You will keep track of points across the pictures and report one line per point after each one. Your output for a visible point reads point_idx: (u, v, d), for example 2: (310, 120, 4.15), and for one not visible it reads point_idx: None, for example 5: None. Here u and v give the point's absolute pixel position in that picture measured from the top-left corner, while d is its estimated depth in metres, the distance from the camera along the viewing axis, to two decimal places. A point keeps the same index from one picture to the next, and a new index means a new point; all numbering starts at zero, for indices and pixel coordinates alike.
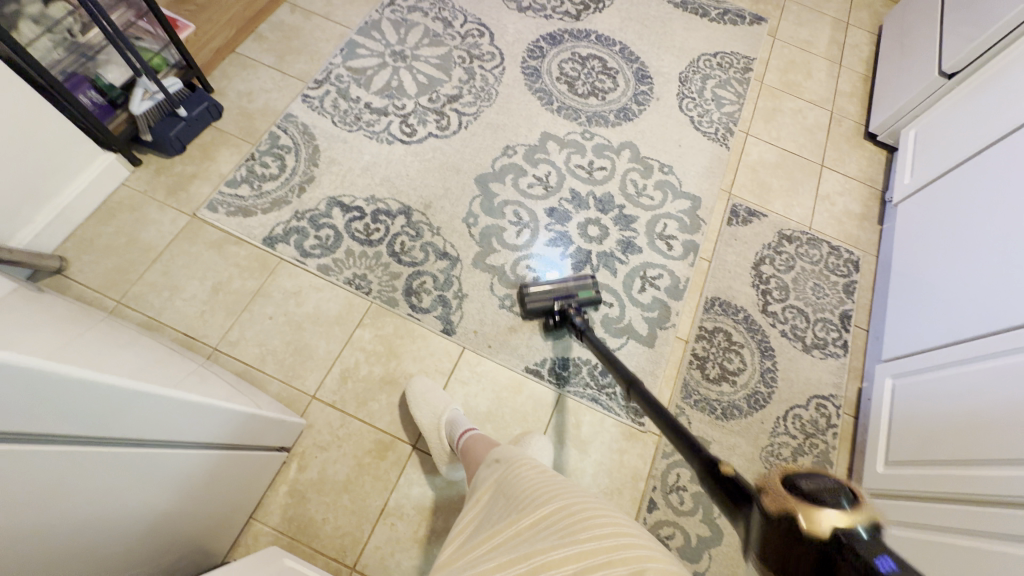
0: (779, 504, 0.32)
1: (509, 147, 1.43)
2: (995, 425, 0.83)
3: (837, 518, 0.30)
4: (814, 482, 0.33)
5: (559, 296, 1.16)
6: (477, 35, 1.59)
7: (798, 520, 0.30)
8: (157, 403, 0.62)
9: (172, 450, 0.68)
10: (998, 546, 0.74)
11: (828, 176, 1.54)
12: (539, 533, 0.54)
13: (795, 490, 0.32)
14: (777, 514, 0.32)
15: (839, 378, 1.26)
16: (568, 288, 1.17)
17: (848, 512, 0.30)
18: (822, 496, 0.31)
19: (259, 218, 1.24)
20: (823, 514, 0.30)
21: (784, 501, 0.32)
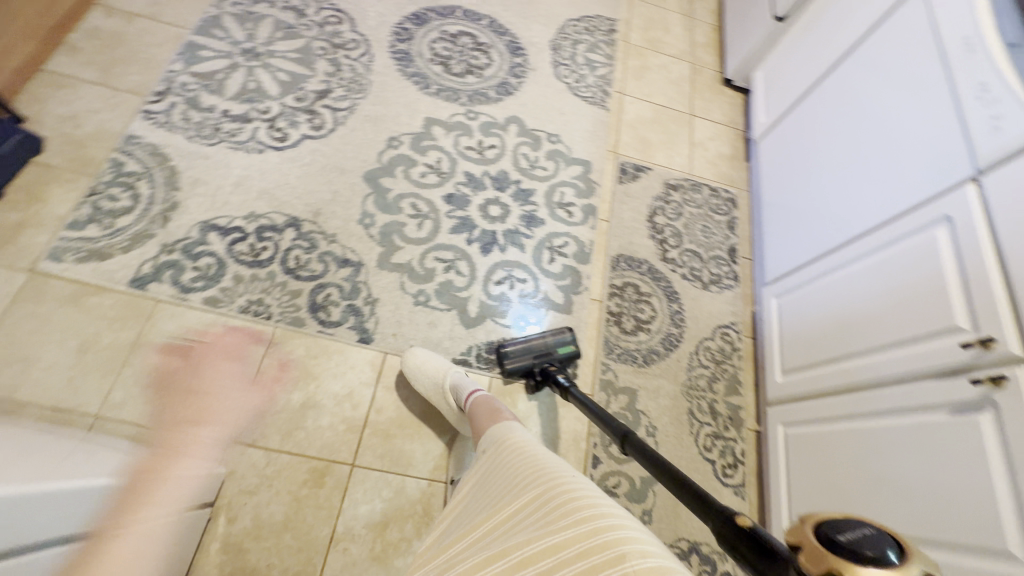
0: (819, 562, 0.32)
1: (394, 138, 1.37)
2: (862, 322, 0.97)
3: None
4: (852, 534, 0.33)
5: (537, 355, 1.10)
6: (336, 22, 1.48)
7: None
8: (27, 500, 0.54)
9: (49, 547, 0.60)
10: (879, 423, 0.88)
11: (699, 124, 1.66)
12: (520, 524, 0.54)
13: (836, 547, 0.33)
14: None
15: (735, 306, 1.39)
16: (547, 345, 1.12)
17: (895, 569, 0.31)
18: (867, 551, 0.32)
19: (120, 259, 1.09)
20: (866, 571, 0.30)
21: (828, 559, 0.32)
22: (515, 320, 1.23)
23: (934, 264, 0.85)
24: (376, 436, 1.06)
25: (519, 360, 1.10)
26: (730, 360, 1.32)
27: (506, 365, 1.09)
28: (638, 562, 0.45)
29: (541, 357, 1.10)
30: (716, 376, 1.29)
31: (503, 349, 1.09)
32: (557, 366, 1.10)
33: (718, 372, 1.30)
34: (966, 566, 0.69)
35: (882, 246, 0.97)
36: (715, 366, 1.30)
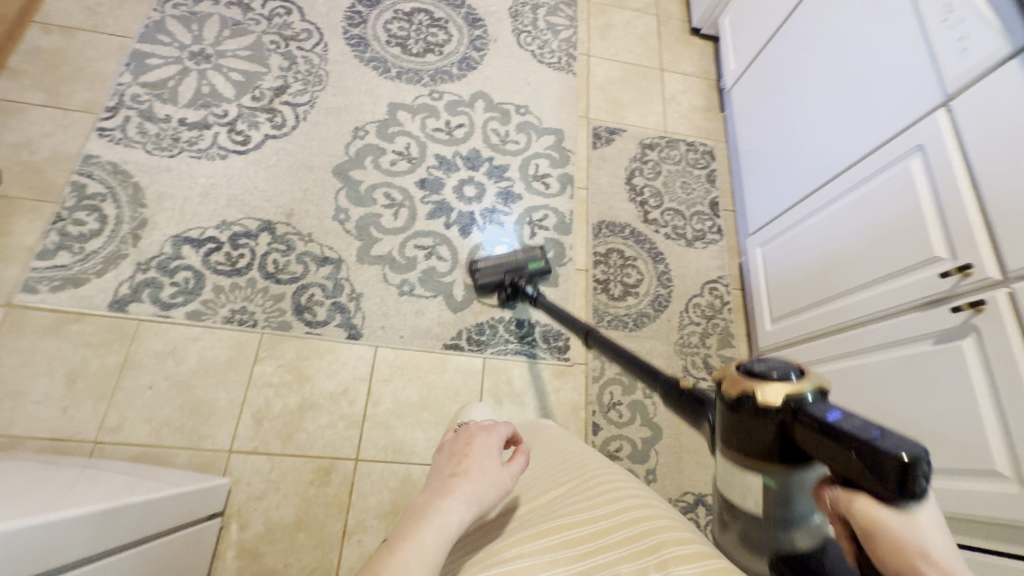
0: (737, 387, 0.35)
1: (359, 128, 1.34)
2: (845, 262, 0.96)
3: (786, 389, 0.33)
4: (765, 361, 0.36)
5: (508, 269, 1.16)
6: (285, 13, 1.43)
7: (755, 395, 0.34)
8: (46, 529, 0.55)
9: (90, 565, 0.62)
10: (867, 360, 0.88)
11: (669, 78, 1.62)
12: (555, 508, 0.54)
13: (750, 373, 0.35)
14: (738, 397, 0.35)
15: (721, 260, 1.38)
16: (519, 261, 1.17)
17: (797, 383, 0.33)
18: (773, 373, 0.34)
19: (96, 283, 1.08)
20: (774, 388, 0.33)
21: (741, 384, 0.35)
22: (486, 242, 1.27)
23: (910, 195, 0.84)
24: (377, 429, 1.07)
25: (489, 274, 1.16)
26: (720, 314, 1.32)
27: (478, 277, 1.14)
28: (673, 550, 0.44)
29: (513, 272, 1.16)
30: (708, 332, 1.29)
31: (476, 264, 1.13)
32: (527, 280, 1.16)
33: (710, 328, 1.30)
34: (961, 490, 0.71)
35: (858, 183, 0.96)
36: (706, 322, 1.31)
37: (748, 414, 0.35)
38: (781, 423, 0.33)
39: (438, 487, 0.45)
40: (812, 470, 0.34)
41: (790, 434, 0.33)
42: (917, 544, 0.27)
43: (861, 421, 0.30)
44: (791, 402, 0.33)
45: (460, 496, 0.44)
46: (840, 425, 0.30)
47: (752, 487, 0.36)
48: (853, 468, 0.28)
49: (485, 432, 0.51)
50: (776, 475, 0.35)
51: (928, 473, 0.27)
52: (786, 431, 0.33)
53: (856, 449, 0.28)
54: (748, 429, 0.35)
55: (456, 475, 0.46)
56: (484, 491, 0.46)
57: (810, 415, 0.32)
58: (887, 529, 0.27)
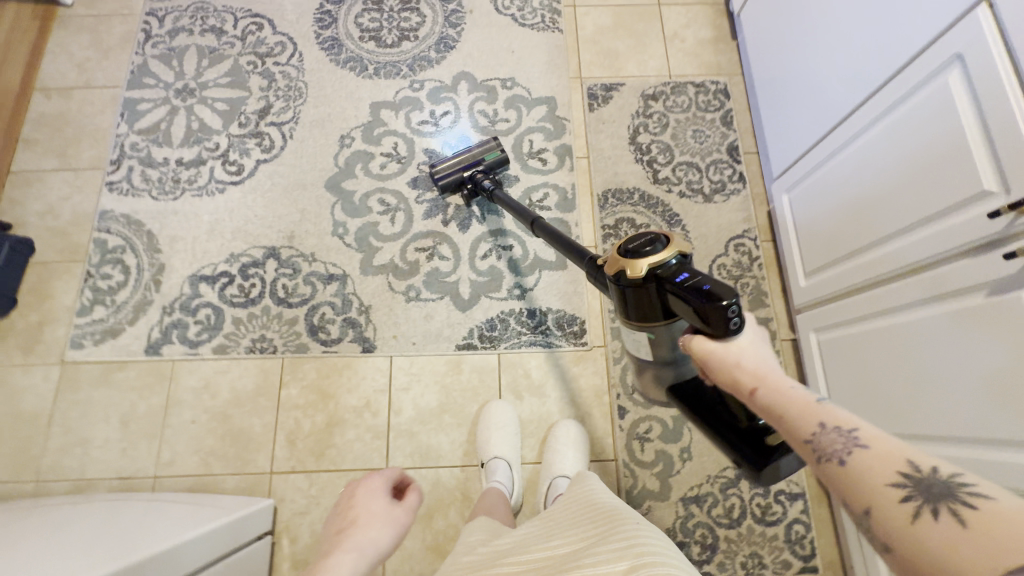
0: (618, 266, 0.54)
1: (345, 136, 1.31)
2: (874, 206, 0.84)
3: (653, 260, 0.52)
4: (637, 243, 0.54)
5: (466, 166, 1.15)
6: (256, 28, 1.40)
7: (628, 269, 0.52)
8: None
9: None
10: (910, 316, 0.78)
11: (670, 13, 1.44)
12: (566, 549, 0.62)
13: (627, 254, 0.54)
14: (619, 273, 0.54)
15: (747, 211, 1.25)
16: (476, 156, 1.16)
17: (659, 254, 0.52)
18: (645, 251, 0.52)
19: (130, 332, 1.16)
20: (642, 262, 0.52)
21: (622, 264, 0.53)
22: (444, 142, 1.30)
23: (947, 121, 0.70)
24: (402, 437, 1.10)
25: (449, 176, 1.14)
26: (750, 272, 1.21)
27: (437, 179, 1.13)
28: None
29: (471, 167, 1.15)
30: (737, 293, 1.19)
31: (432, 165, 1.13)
32: (488, 173, 1.15)
33: (739, 289, 1.20)
34: None
35: (885, 111, 0.82)
36: (734, 283, 1.20)
37: (626, 286, 0.53)
38: (651, 287, 0.52)
39: (342, 541, 0.76)
40: (678, 324, 0.55)
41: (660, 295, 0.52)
42: (733, 353, 0.48)
43: (696, 280, 0.49)
44: (658, 271, 0.52)
45: (360, 539, 0.76)
46: (688, 286, 0.48)
47: (644, 341, 0.57)
48: (699, 318, 0.47)
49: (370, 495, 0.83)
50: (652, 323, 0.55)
51: (738, 311, 0.46)
52: (657, 292, 0.51)
53: (697, 305, 0.47)
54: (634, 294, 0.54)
55: (350, 526, 0.79)
56: (374, 533, 0.78)
57: (671, 279, 0.50)
58: (716, 351, 0.48)
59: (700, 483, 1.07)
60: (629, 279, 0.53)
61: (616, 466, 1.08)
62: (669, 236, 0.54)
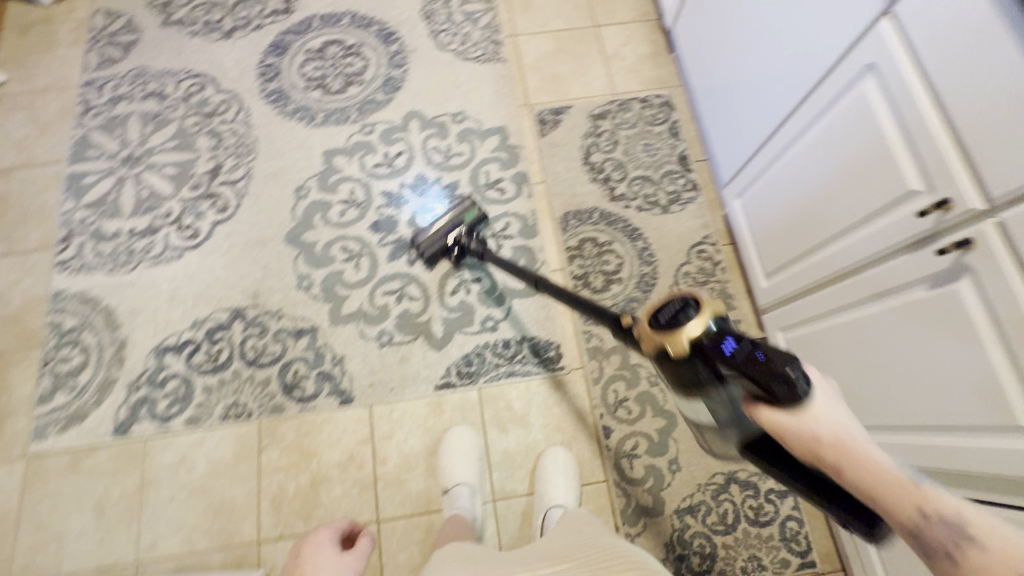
0: (656, 343, 0.49)
1: (300, 188, 1.29)
2: (820, 207, 0.87)
3: (694, 331, 0.47)
4: (668, 313, 0.49)
5: (447, 234, 1.14)
6: (199, 88, 1.38)
7: (669, 346, 0.47)
8: None
9: None
10: (866, 311, 0.80)
11: (607, 33, 1.48)
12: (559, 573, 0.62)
13: (662, 327, 0.49)
14: (658, 349, 0.49)
15: (704, 217, 1.29)
16: (453, 221, 1.14)
17: (697, 321, 0.47)
18: (679, 321, 0.48)
19: (96, 414, 1.12)
20: (684, 335, 0.47)
21: (660, 340, 0.48)
22: (417, 213, 1.28)
23: (870, 125, 0.73)
24: (390, 486, 1.08)
25: (433, 247, 1.15)
26: (714, 277, 1.23)
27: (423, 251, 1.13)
28: None
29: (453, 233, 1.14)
30: (705, 299, 1.22)
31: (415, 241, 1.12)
32: (470, 234, 1.15)
33: (706, 294, 1.22)
34: (993, 446, 0.64)
35: (815, 117, 0.85)
36: (701, 289, 1.23)
37: (670, 362, 0.48)
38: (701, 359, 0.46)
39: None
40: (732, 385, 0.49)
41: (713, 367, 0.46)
42: (811, 424, 0.42)
43: (747, 346, 0.44)
44: (704, 341, 0.46)
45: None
46: (740, 358, 0.44)
47: (700, 408, 0.51)
48: (761, 390, 0.43)
49: (318, 547, 0.86)
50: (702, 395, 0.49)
51: (802, 379, 0.43)
52: (705, 365, 0.46)
53: (756, 378, 0.43)
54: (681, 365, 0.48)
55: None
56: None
57: (716, 350, 0.45)
58: (792, 424, 0.42)
59: (691, 493, 1.08)
60: (672, 356, 0.48)
61: (608, 487, 1.08)
62: (698, 298, 0.49)
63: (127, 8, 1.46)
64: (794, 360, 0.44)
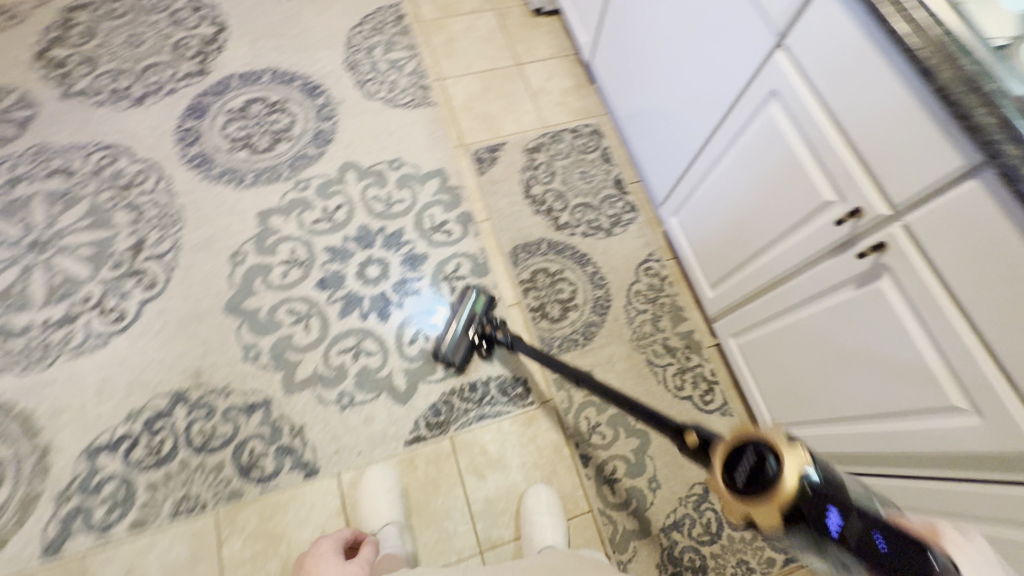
0: (738, 511, 0.40)
1: (236, 253, 1.23)
2: (750, 221, 0.93)
3: (781, 502, 0.38)
4: (744, 471, 0.40)
5: (466, 328, 1.14)
6: (111, 160, 1.30)
7: (756, 519, 0.39)
8: None
9: None
10: (805, 313, 0.85)
11: (530, 70, 1.54)
12: None
13: (742, 493, 0.40)
14: (742, 517, 0.41)
15: (645, 236, 1.34)
16: (467, 315, 1.15)
17: (781, 487, 0.38)
18: (760, 486, 0.39)
19: (20, 537, 0.98)
20: (770, 508, 0.38)
21: (741, 508, 0.40)
22: (382, 280, 1.24)
23: (782, 145, 0.80)
24: None
25: (458, 346, 1.13)
26: (664, 292, 1.28)
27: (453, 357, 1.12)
28: None
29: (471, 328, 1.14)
30: (658, 315, 1.26)
31: (441, 350, 1.12)
32: (488, 321, 1.15)
33: (659, 309, 1.26)
34: (937, 428, 0.69)
35: (733, 139, 0.92)
36: (653, 305, 1.27)
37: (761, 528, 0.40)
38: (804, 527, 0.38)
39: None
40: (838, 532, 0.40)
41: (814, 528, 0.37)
42: None
43: (857, 520, 0.35)
44: (796, 509, 0.38)
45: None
46: (850, 540, 0.35)
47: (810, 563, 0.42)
48: None
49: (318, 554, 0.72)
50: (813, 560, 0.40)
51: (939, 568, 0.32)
52: (809, 537, 0.38)
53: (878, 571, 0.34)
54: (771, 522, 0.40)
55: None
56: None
57: (818, 527, 0.37)
58: None
59: (674, 508, 1.09)
60: (762, 528, 0.40)
61: (594, 517, 1.07)
62: (775, 445, 0.40)
63: (20, 83, 1.36)
64: (927, 546, 0.33)
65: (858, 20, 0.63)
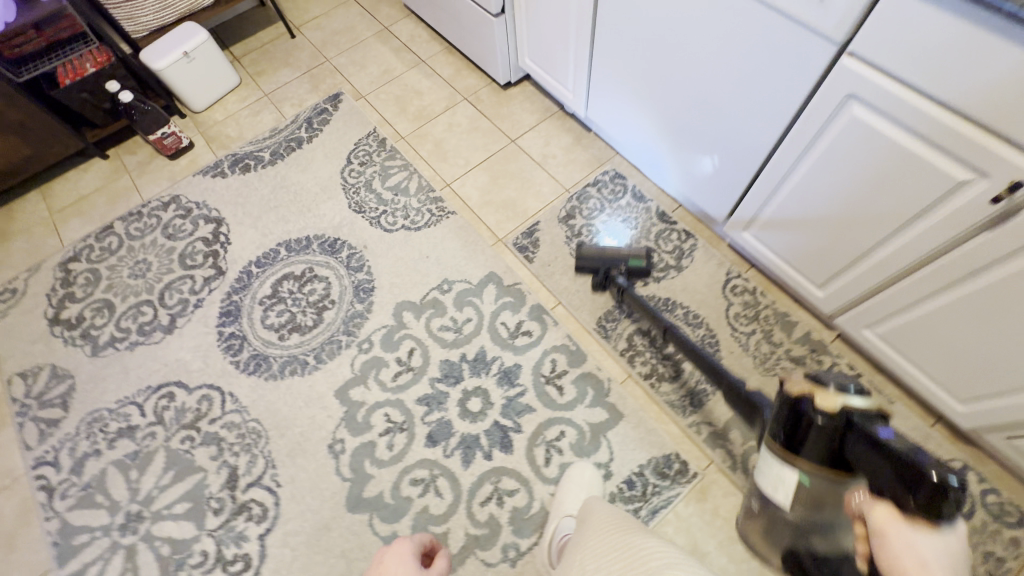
0: (803, 388, 0.58)
1: (334, 443, 1.15)
2: (857, 217, 0.89)
3: (843, 398, 0.54)
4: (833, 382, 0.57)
5: (609, 260, 1.24)
6: (168, 399, 1.23)
7: (816, 396, 0.55)
8: None
9: None
10: (967, 289, 0.80)
11: (525, 141, 1.52)
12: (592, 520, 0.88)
13: (821, 385, 0.57)
14: (799, 394, 0.58)
15: (716, 258, 1.30)
16: (624, 254, 1.25)
17: (854, 399, 0.54)
18: (837, 387, 0.56)
19: None
20: (834, 395, 0.54)
21: (814, 388, 0.57)
22: (487, 408, 1.16)
23: (881, 141, 0.76)
24: None
25: (593, 261, 1.25)
26: (762, 305, 1.23)
27: (580, 259, 1.25)
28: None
29: (614, 262, 1.24)
30: (769, 331, 1.20)
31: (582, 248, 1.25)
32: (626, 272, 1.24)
33: (767, 325, 1.21)
34: None
35: (806, 147, 0.89)
36: (759, 323, 1.21)
37: (805, 406, 0.56)
38: (839, 423, 0.52)
39: None
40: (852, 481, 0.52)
41: (838, 460, 0.53)
42: (902, 533, 0.39)
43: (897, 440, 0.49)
44: (853, 414, 0.52)
45: None
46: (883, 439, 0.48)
47: (785, 481, 0.58)
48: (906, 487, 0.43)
49: (398, 552, 0.64)
50: (855, 405, 0.53)
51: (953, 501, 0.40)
52: (837, 434, 0.52)
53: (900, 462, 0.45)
54: (791, 425, 0.57)
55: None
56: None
57: (867, 428, 0.50)
58: (892, 531, 0.40)
59: None
60: (811, 401, 0.55)
61: None
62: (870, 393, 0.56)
63: (44, 359, 1.30)
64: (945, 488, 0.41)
65: (950, 8, 0.60)
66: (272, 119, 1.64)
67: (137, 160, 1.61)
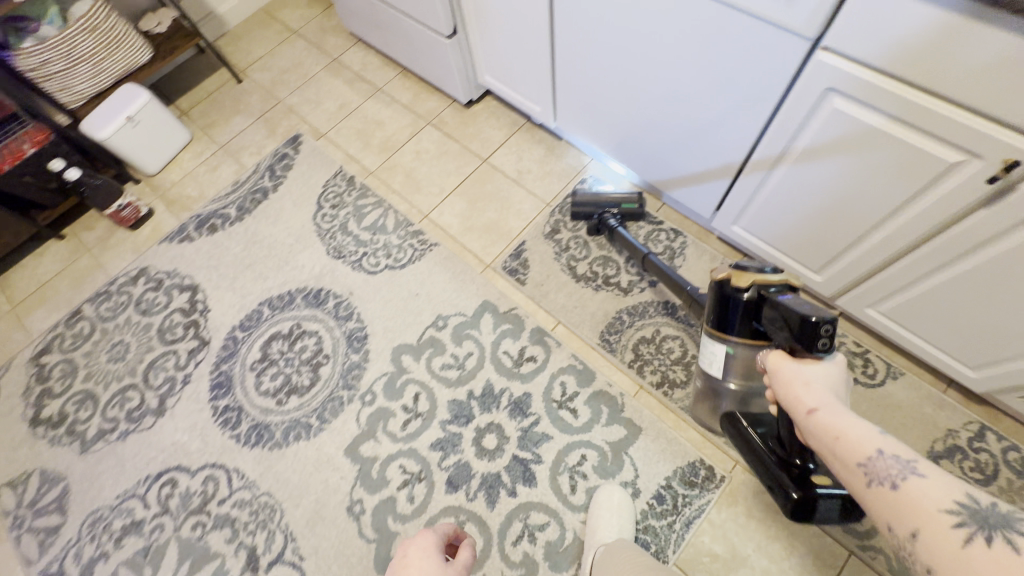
0: (726, 274, 0.71)
1: (352, 505, 1.11)
2: (847, 203, 0.87)
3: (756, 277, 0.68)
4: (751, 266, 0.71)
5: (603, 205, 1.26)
6: (171, 486, 1.17)
7: (735, 278, 0.69)
8: None
9: None
10: (968, 264, 0.80)
11: (497, 158, 1.49)
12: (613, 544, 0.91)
13: (741, 269, 0.71)
14: (724, 279, 0.71)
15: (708, 253, 1.28)
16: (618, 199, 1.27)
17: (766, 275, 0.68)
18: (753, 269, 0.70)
19: None
20: (749, 275, 0.68)
21: (736, 273, 0.70)
22: (504, 443, 1.14)
23: (866, 130, 0.75)
24: None
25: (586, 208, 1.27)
26: None
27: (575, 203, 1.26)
28: None
29: (606, 207, 1.26)
30: None
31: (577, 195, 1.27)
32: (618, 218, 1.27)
33: None
34: None
35: (789, 141, 0.87)
36: None
37: (728, 290, 0.70)
38: (755, 297, 0.67)
39: None
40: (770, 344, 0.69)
41: (757, 330, 0.69)
42: (788, 366, 0.60)
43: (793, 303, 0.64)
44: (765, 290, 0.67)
45: None
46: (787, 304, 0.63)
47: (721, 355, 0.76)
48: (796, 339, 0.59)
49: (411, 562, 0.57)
50: (767, 280, 0.67)
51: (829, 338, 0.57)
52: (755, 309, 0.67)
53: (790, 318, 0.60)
54: (721, 309, 0.71)
55: None
56: None
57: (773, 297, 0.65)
58: (782, 365, 0.61)
59: None
60: (732, 284, 0.69)
61: (859, 557, 0.97)
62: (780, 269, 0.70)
63: (32, 464, 1.23)
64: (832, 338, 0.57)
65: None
66: (232, 172, 1.58)
67: (96, 235, 1.53)
